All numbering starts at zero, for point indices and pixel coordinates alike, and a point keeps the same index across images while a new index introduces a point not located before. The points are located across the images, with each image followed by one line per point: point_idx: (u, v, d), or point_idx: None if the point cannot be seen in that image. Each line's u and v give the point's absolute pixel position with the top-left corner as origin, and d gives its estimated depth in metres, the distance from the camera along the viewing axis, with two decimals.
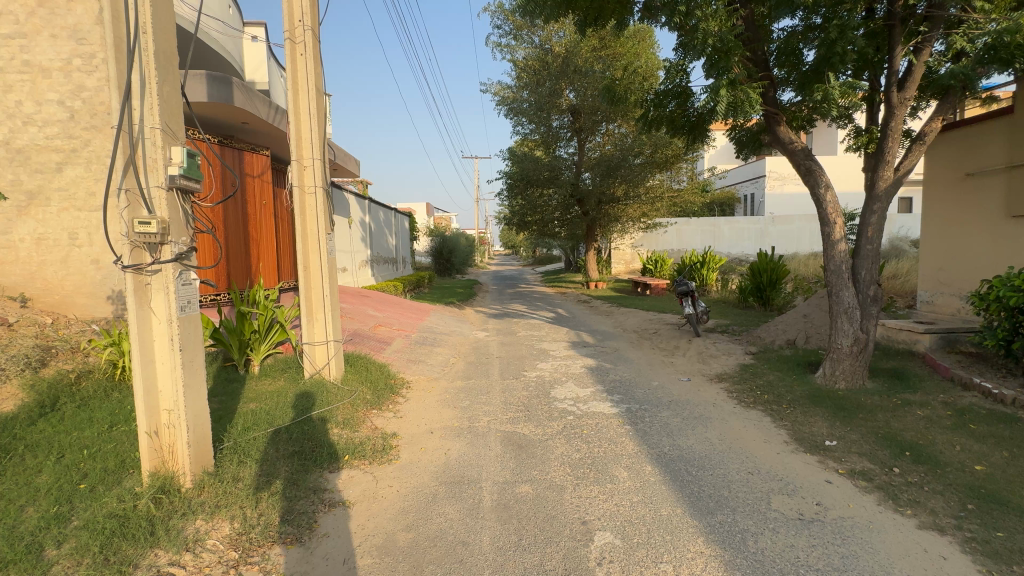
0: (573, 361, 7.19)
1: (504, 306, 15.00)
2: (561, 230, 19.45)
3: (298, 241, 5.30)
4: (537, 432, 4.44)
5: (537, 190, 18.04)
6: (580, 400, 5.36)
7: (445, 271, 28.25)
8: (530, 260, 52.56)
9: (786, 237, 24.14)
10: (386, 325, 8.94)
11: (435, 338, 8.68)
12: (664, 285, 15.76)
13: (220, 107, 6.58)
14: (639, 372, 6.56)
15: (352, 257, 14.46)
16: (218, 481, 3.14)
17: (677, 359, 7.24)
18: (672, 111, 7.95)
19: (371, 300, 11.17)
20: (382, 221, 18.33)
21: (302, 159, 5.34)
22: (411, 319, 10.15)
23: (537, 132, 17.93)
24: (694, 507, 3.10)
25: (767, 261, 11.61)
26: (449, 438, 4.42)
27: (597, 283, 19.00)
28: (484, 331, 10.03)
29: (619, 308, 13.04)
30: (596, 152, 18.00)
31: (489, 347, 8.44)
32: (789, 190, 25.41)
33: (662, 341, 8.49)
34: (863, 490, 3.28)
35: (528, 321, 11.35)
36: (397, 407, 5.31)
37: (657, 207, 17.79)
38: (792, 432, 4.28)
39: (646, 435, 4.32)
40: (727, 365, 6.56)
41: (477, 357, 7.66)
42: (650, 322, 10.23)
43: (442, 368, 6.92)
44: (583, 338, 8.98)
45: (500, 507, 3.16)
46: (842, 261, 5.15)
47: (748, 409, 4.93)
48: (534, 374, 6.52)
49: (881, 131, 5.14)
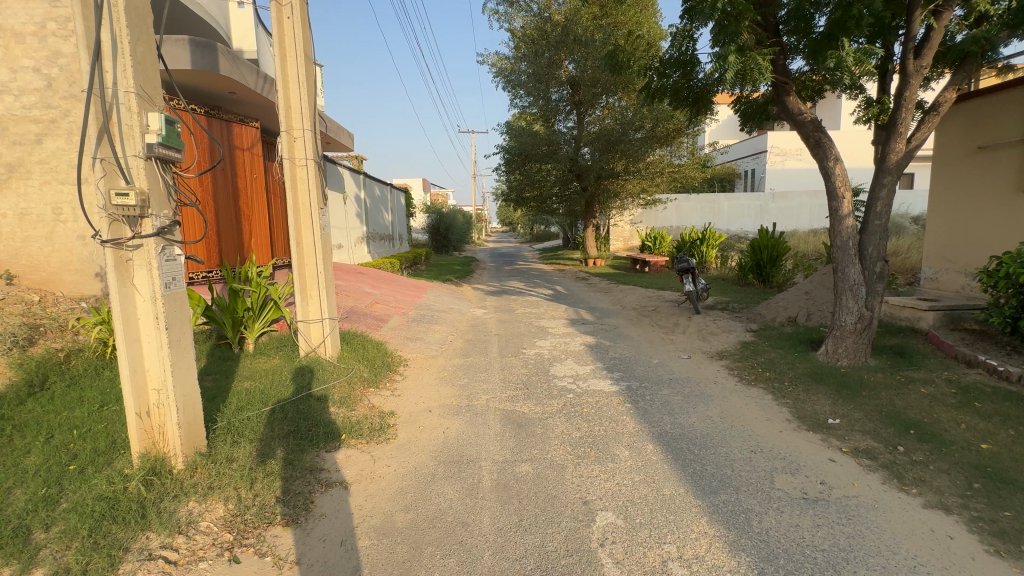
0: (573, 339, 7.11)
1: (502, 283, 14.87)
2: (559, 206, 19.19)
3: (290, 216, 5.13)
4: (537, 410, 4.38)
5: (535, 165, 17.70)
6: (580, 377, 5.30)
7: (441, 248, 27.97)
8: (528, 238, 52.23)
9: (786, 214, 23.93)
10: (382, 303, 8.82)
11: (432, 316, 8.58)
12: (663, 262, 15.62)
13: (206, 76, 6.29)
14: (639, 349, 6.50)
15: (347, 234, 14.26)
16: (211, 462, 3.07)
17: (677, 336, 7.18)
18: (676, 81, 7.69)
19: (367, 278, 11.01)
20: (378, 197, 18.03)
21: (292, 130, 5.12)
22: (408, 296, 10.04)
23: (536, 105, 17.50)
24: (697, 486, 3.05)
25: (768, 237, 11.48)
26: (448, 416, 4.36)
27: (596, 260, 18.86)
28: (482, 309, 9.92)
29: (618, 285, 12.94)
30: (596, 126, 17.61)
31: (487, 324, 8.36)
32: (790, 166, 25.08)
33: (661, 318, 8.41)
34: (867, 468, 3.24)
35: (527, 298, 11.25)
36: (395, 385, 5.24)
37: (657, 182, 17.50)
38: (794, 410, 4.23)
39: (647, 414, 4.27)
40: (727, 342, 6.51)
41: (475, 334, 7.58)
42: (649, 300, 10.14)
43: (439, 346, 6.84)
44: (582, 315, 8.90)
45: (501, 487, 3.11)
46: (849, 237, 5.02)
47: (749, 386, 4.89)
48: (533, 352, 6.46)
49: (894, 101, 4.95)
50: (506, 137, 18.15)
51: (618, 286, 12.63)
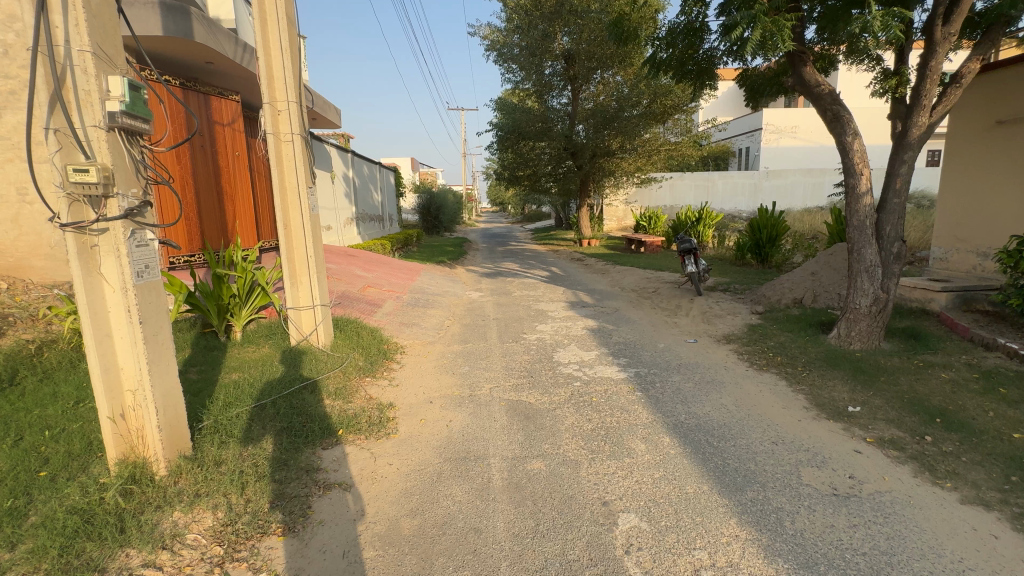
0: (574, 323, 6.90)
1: (496, 264, 14.60)
2: (553, 185, 18.81)
3: (276, 195, 4.76)
4: (544, 400, 4.17)
5: (528, 143, 17.22)
6: (586, 364, 5.10)
7: (432, 229, 27.47)
8: (519, 218, 51.79)
9: (780, 192, 23.79)
10: (375, 287, 8.50)
11: (427, 299, 8.31)
12: (659, 243, 15.43)
13: (181, 44, 5.82)
14: (643, 333, 6.31)
15: (336, 214, 13.80)
16: (198, 466, 2.81)
17: (680, 319, 7.00)
18: (682, 51, 7.34)
19: (357, 261, 10.65)
20: (367, 176, 17.50)
21: (275, 101, 4.71)
22: (401, 279, 9.73)
23: (529, 81, 16.94)
24: (721, 483, 2.88)
25: (768, 216, 11.28)
26: (451, 408, 4.14)
27: (590, 240, 18.60)
28: (478, 292, 9.64)
29: (615, 266, 12.73)
30: (591, 102, 17.14)
31: (484, 308, 8.10)
32: (784, 144, 24.81)
33: (663, 300, 8.22)
34: (896, 460, 3.09)
35: (523, 280, 10.98)
36: (392, 374, 5.01)
37: (653, 161, 17.16)
38: (812, 397, 4.08)
39: (659, 403, 4.08)
40: (734, 325, 6.34)
41: (473, 319, 7.33)
42: (648, 281, 9.95)
43: (437, 331, 6.59)
44: (581, 298, 8.68)
45: (513, 487, 2.91)
46: (866, 216, 4.82)
47: (762, 372, 4.73)
48: (535, 337, 6.24)
49: (918, 72, 4.69)
50: (498, 114, 17.62)
51: (615, 267, 12.43)
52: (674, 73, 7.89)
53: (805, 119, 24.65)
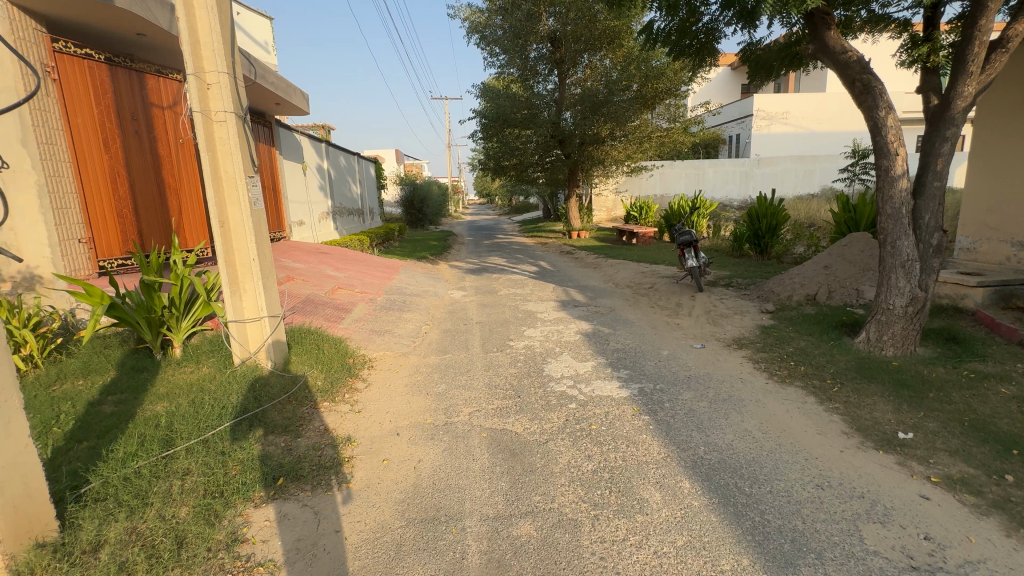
0: (566, 326, 6.21)
1: (482, 259, 13.86)
2: (540, 175, 18.06)
3: (208, 186, 3.93)
4: (535, 431, 3.47)
5: (513, 130, 16.40)
6: (581, 378, 4.41)
7: (416, 223, 26.53)
8: (505, 210, 51.00)
9: (770, 179, 23.37)
10: (346, 288, 7.72)
11: (405, 301, 7.54)
12: (652, 234, 14.79)
13: (100, 10, 4.94)
14: (644, 337, 5.64)
15: (309, 208, 12.93)
16: (61, 558, 2.08)
17: (682, 319, 6.35)
18: (683, 20, 6.64)
19: (329, 259, 9.81)
20: (344, 167, 16.56)
21: (202, 72, 3.88)
22: (377, 278, 8.93)
23: (513, 65, 16.05)
24: (765, 555, 2.21)
25: (767, 205, 10.69)
26: (421, 442, 3.42)
27: (580, 232, 17.91)
28: (460, 291, 8.90)
29: (607, 259, 12.05)
30: (578, 88, 16.36)
31: (467, 310, 7.36)
32: (776, 130, 24.21)
33: (661, 298, 7.56)
34: (977, 511, 2.45)
35: (510, 276, 10.25)
36: (356, 396, 4.26)
37: (644, 148, 16.46)
38: (850, 419, 3.44)
39: (672, 431, 3.41)
40: (744, 326, 5.69)
41: (454, 323, 6.59)
42: (644, 276, 9.29)
43: (412, 340, 5.85)
44: (572, 296, 7.98)
45: (494, 566, 2.21)
46: (902, 202, 4.17)
47: (784, 386, 4.09)
48: (523, 344, 5.54)
49: (965, 33, 4.00)
50: (482, 101, 16.79)
51: (607, 261, 11.75)
52: (672, 46, 7.18)
53: (796, 105, 24.07)
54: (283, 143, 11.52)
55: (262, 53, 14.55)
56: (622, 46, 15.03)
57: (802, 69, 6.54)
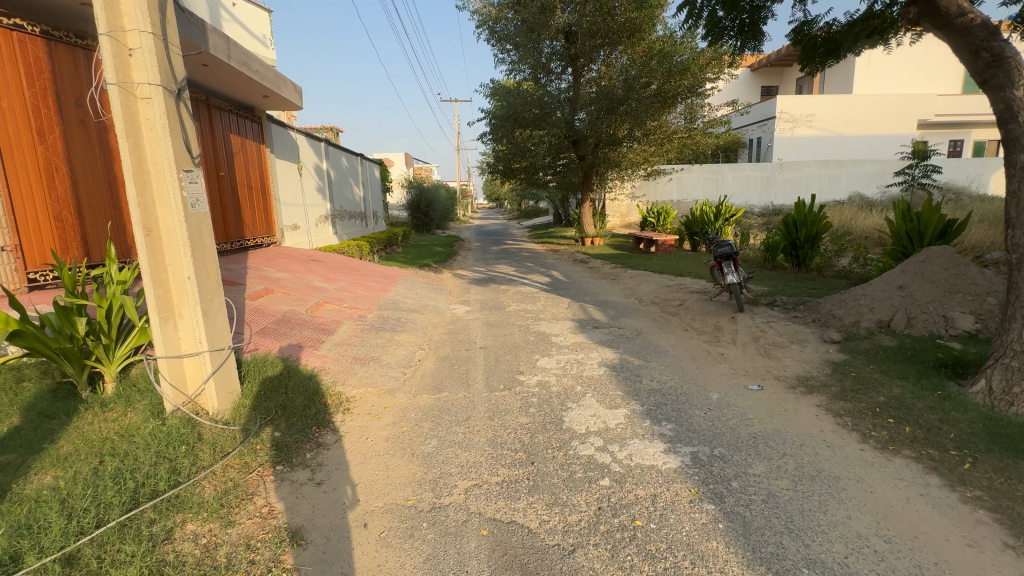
0: (587, 355, 5.21)
1: (490, 267, 12.92)
2: (552, 178, 17.11)
3: (127, 183, 2.97)
4: (555, 527, 2.48)
5: (525, 131, 15.46)
6: (612, 435, 3.42)
7: (422, 228, 25.67)
8: (515, 214, 50.16)
9: (793, 185, 22.38)
10: (333, 303, 6.77)
11: (400, 319, 6.58)
12: (672, 242, 13.74)
13: None
14: (683, 373, 4.62)
15: (306, 212, 12.08)
16: None
17: (726, 347, 5.32)
18: None
19: (320, 266, 8.90)
20: (345, 168, 15.72)
21: (121, 33, 2.94)
22: (372, 291, 7.98)
23: (524, 61, 15.15)
24: None
25: (807, 211, 9.58)
26: (395, 545, 2.42)
27: (594, 239, 16.93)
28: (464, 306, 7.94)
29: (626, 270, 11.03)
30: (593, 86, 15.41)
31: (470, 330, 6.39)
32: (800, 133, 22.97)
33: (695, 320, 6.52)
34: None
35: (520, 288, 9.28)
36: (322, 457, 3.29)
37: (664, 149, 15.43)
38: (1012, 524, 2.40)
39: (754, 535, 2.38)
40: (807, 361, 4.64)
41: (454, 348, 5.62)
42: (670, 291, 8.26)
43: (403, 371, 4.87)
44: (591, 314, 6.99)
45: None
46: None
47: (890, 457, 3.05)
48: (536, 379, 4.57)
49: None
50: (491, 100, 15.91)
51: (625, 271, 10.73)
52: (720, 23, 6.20)
53: (821, 107, 22.79)
54: (276, 140, 10.63)
55: (259, 47, 13.78)
56: (642, 40, 14.08)
57: (884, 38, 5.66)
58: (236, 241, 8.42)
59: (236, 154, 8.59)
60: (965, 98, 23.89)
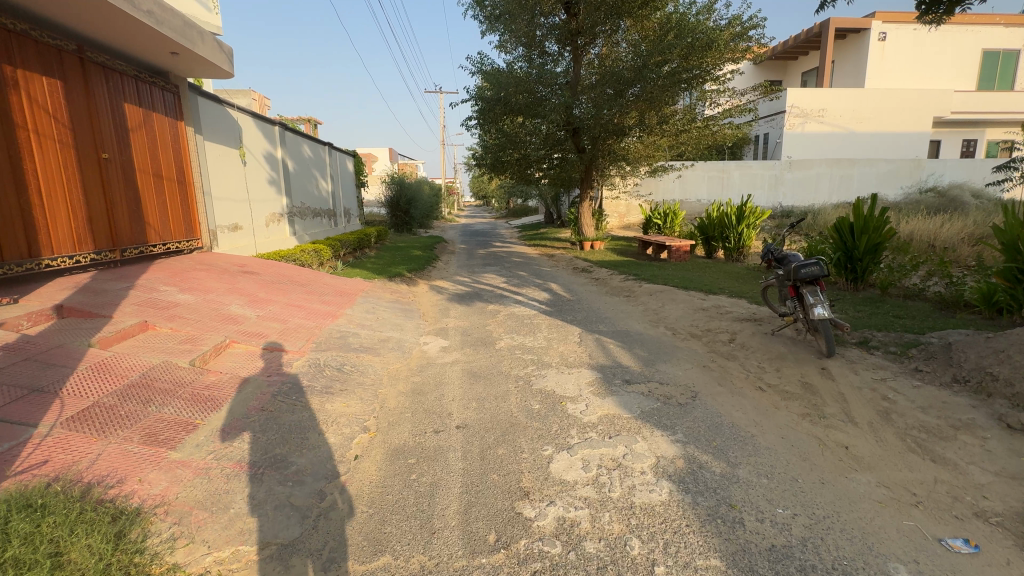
0: (630, 448, 3.21)
1: (475, 276, 10.88)
2: (548, 172, 15.18)
3: None
4: None
5: (517, 118, 13.48)
6: None
7: (403, 227, 23.44)
8: (503, 213, 48.26)
9: (802, 185, 20.77)
10: (246, 345, 4.66)
11: (342, 372, 4.52)
12: (686, 248, 11.88)
13: None
14: (810, 503, 2.64)
15: (250, 209, 9.84)
16: None
17: (845, 433, 3.37)
18: None
19: (250, 281, 6.76)
20: (308, 159, 13.53)
21: None
22: (316, 318, 5.89)
23: (517, 38, 13.12)
24: None
25: (868, 216, 7.69)
26: None
27: (594, 242, 14.97)
28: (439, 339, 5.90)
29: (640, 283, 9.11)
30: (595, 68, 13.51)
31: (445, 387, 4.37)
32: (810, 129, 21.28)
33: (765, 371, 4.57)
34: None
35: (513, 310, 7.26)
36: None
37: (679, 140, 13.58)
38: None
39: None
40: (1016, 479, 2.71)
41: (416, 428, 3.58)
42: (710, 318, 6.33)
43: (321, 490, 2.82)
44: (616, 359, 5.00)
45: None
46: None
47: None
48: (553, 516, 2.56)
49: None
50: (480, 81, 13.81)
51: (641, 286, 8.78)
52: None
53: (833, 101, 21.17)
54: (204, 117, 8.39)
55: (200, 9, 11.49)
56: (655, 12, 12.14)
57: None
58: (132, 249, 6.22)
59: (133, 131, 6.36)
60: (985, 94, 22.47)
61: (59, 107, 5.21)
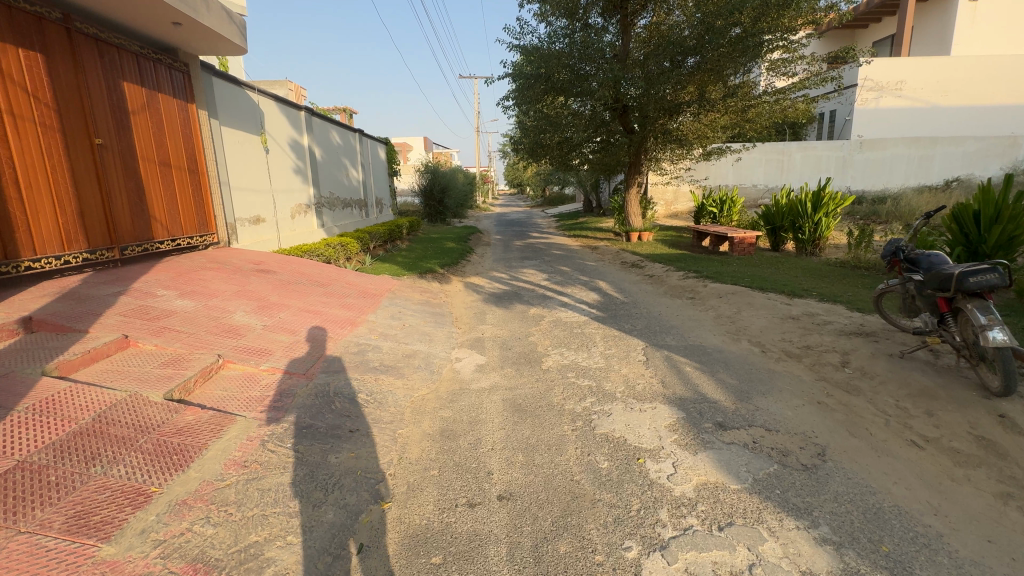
0: (757, 554, 2.16)
1: (513, 272, 9.89)
2: (591, 157, 13.98)
3: None
4: None
5: (559, 97, 12.31)
6: None
7: (437, 218, 22.68)
8: (539, 202, 46.95)
9: (874, 166, 18.91)
10: (243, 366, 3.85)
11: (355, 404, 3.64)
12: (752, 240, 10.45)
13: None
14: None
15: (274, 200, 9.16)
16: None
17: None
18: None
19: (263, 282, 6.01)
20: (338, 146, 12.86)
21: None
22: (331, 327, 5.05)
23: (560, 8, 11.90)
24: None
25: (1003, 203, 6.12)
26: None
27: (641, 233, 13.68)
28: (474, 354, 4.96)
29: (704, 282, 7.86)
30: (646, 38, 12.17)
31: (482, 428, 3.41)
32: (886, 104, 18.81)
33: (913, 415, 3.37)
34: None
35: (560, 315, 6.24)
36: None
37: (742, 118, 12.06)
38: None
39: None
40: None
41: (445, 499, 2.64)
42: (809, 332, 5.09)
43: None
44: (697, 389, 3.91)
45: None
46: None
47: None
48: None
49: None
50: (518, 58, 12.69)
51: (708, 286, 7.55)
52: None
53: (914, 72, 18.59)
54: (221, 100, 7.71)
55: None
56: None
57: None
58: (133, 245, 5.55)
59: (134, 112, 5.65)
60: None
61: (41, 84, 4.54)
